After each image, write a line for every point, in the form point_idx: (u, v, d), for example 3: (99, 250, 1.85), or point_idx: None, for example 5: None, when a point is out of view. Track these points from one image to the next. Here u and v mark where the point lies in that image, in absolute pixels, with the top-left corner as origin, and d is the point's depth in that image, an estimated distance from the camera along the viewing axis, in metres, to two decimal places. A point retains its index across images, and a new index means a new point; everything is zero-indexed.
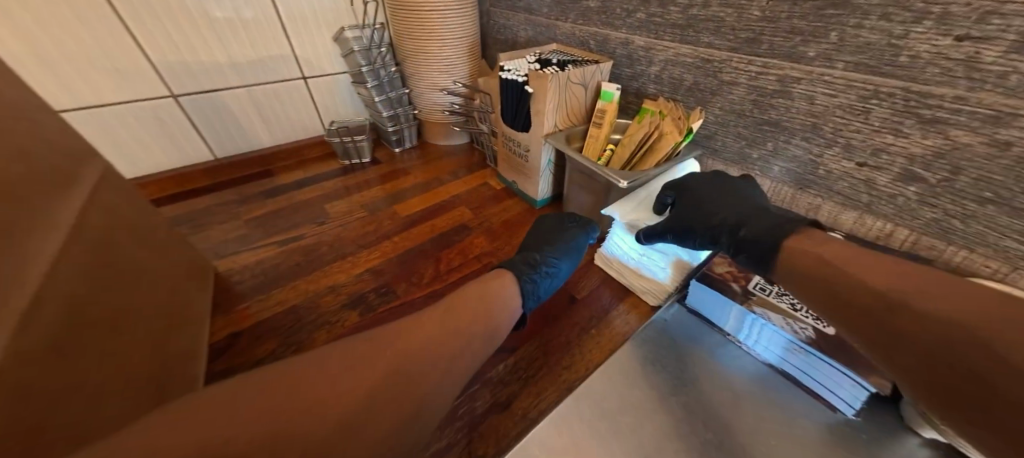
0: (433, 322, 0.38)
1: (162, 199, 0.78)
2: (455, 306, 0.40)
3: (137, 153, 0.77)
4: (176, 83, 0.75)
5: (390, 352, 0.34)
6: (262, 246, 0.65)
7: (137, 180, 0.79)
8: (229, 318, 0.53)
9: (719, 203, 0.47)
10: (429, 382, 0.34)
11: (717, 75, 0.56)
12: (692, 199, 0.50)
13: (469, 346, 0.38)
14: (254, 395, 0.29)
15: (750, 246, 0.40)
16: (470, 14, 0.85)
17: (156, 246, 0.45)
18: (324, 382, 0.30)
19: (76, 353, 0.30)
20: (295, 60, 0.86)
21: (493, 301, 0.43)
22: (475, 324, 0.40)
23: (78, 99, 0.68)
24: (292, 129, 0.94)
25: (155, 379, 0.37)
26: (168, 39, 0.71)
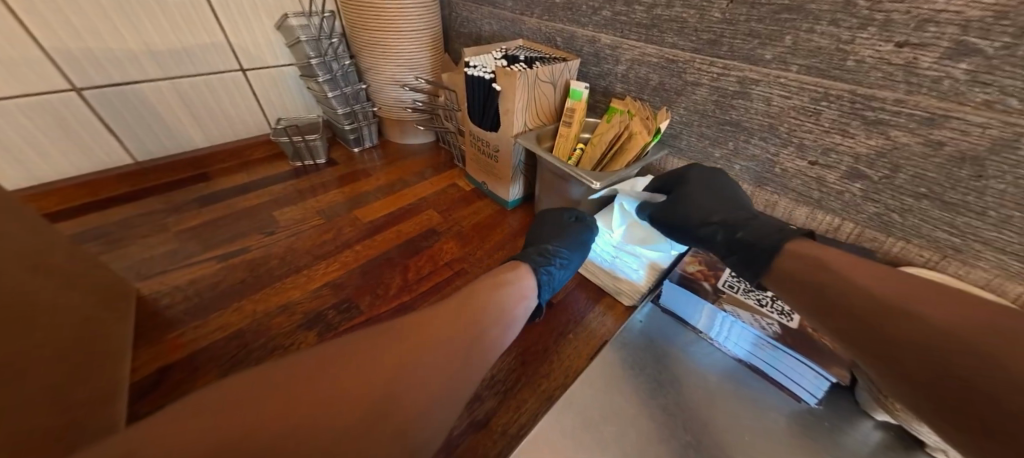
0: (429, 322, 0.35)
1: (68, 211, 0.66)
2: (459, 301, 0.38)
3: (29, 157, 0.64)
4: (78, 74, 0.63)
5: (379, 356, 0.31)
6: (197, 263, 0.57)
7: (31, 189, 0.66)
8: (157, 350, 0.46)
9: (715, 205, 0.46)
10: (418, 392, 0.31)
11: (681, 75, 0.57)
12: (692, 195, 0.49)
13: (468, 348, 0.35)
14: (255, 398, 0.27)
15: (742, 249, 0.40)
16: (430, 5, 0.80)
17: (55, 271, 0.38)
18: (304, 389, 0.28)
19: None
20: (230, 49, 0.77)
21: (503, 295, 0.41)
22: (480, 324, 0.37)
23: None
24: (230, 126, 0.84)
25: (57, 436, 0.31)
26: (65, 20, 0.59)
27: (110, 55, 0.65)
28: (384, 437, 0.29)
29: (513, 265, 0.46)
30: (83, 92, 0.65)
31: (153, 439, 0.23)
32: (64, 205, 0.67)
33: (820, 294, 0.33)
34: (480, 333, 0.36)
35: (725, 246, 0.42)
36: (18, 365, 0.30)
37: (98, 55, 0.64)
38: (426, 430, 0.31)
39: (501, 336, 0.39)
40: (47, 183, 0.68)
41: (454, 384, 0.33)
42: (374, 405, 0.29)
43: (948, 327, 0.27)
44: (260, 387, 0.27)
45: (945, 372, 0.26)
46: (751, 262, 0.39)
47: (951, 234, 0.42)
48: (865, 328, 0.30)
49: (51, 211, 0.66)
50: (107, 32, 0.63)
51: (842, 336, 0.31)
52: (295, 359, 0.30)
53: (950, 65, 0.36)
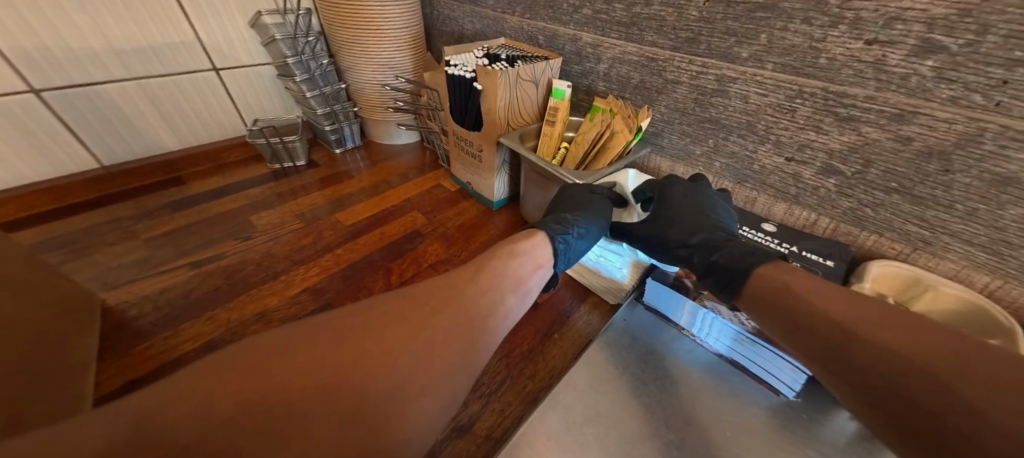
0: (429, 298, 0.34)
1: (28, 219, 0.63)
2: (459, 276, 0.37)
3: None
4: (36, 75, 0.60)
5: (377, 332, 0.30)
6: (169, 271, 0.55)
7: None
8: (124, 364, 0.44)
9: (697, 223, 0.46)
10: (419, 371, 0.29)
11: (661, 74, 0.57)
12: (676, 211, 0.48)
13: (472, 323, 0.34)
14: (258, 365, 0.25)
15: (713, 272, 0.41)
16: (411, 3, 0.79)
17: (11, 284, 0.36)
18: (299, 367, 0.26)
19: None
20: (202, 48, 0.74)
21: (514, 266, 0.40)
22: (484, 296, 0.36)
23: None
24: (203, 127, 0.81)
25: None
26: (18, 16, 0.56)
27: (71, 53, 0.62)
28: (383, 422, 0.26)
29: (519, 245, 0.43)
30: (42, 94, 0.62)
31: (141, 419, 0.21)
32: (24, 213, 0.64)
33: (780, 312, 0.34)
34: (484, 306, 0.35)
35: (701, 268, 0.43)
36: None
37: (58, 55, 0.61)
38: (429, 415, 0.29)
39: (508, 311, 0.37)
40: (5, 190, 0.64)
41: (459, 361, 0.31)
42: (372, 388, 0.27)
43: (906, 348, 0.27)
44: (255, 362, 0.25)
45: (898, 392, 0.26)
46: (720, 283, 0.40)
47: (921, 227, 0.43)
48: (828, 348, 0.30)
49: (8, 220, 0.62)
50: (68, 30, 0.61)
51: (814, 357, 0.31)
52: (300, 329, 0.29)
53: (917, 62, 0.37)
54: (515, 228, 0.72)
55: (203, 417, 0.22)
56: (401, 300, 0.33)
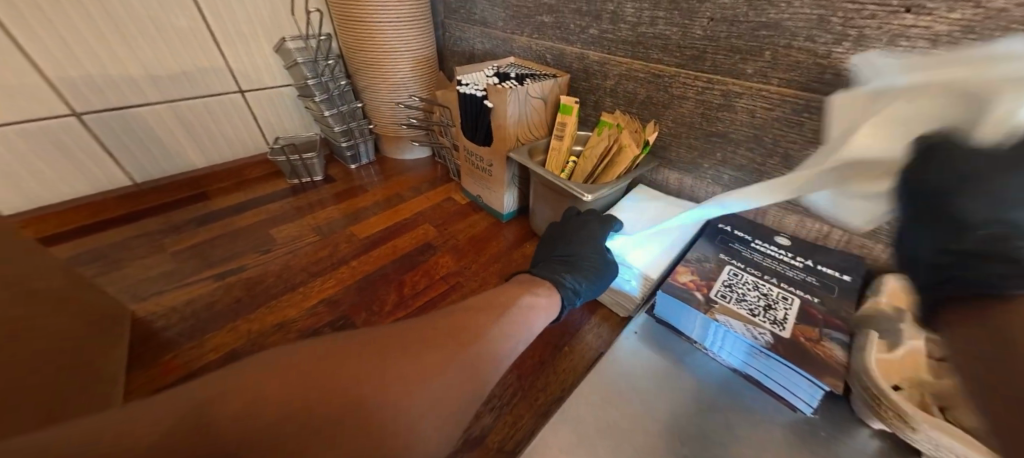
0: (450, 323, 0.35)
1: (61, 235, 0.66)
2: (478, 306, 0.39)
3: (33, 182, 0.66)
4: (79, 100, 0.65)
5: (402, 350, 0.31)
6: (195, 282, 0.58)
7: (28, 214, 0.67)
8: (152, 374, 0.45)
9: (986, 207, 0.22)
10: (436, 394, 0.30)
11: (667, 89, 0.58)
12: (957, 168, 0.23)
13: (490, 347, 0.35)
14: (291, 375, 0.26)
15: (961, 265, 0.21)
16: (424, 26, 0.83)
17: (52, 296, 0.38)
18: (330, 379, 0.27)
19: None
20: (229, 72, 0.79)
21: (528, 303, 0.43)
22: (502, 324, 0.38)
23: None
24: (228, 145, 0.85)
25: None
26: (63, 45, 0.61)
27: (112, 79, 0.67)
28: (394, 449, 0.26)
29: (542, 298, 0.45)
30: (83, 116, 0.67)
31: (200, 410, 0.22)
32: (58, 229, 0.67)
33: (982, 326, 0.19)
34: (503, 336, 0.37)
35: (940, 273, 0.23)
36: (1, 391, 0.29)
37: (98, 80, 0.66)
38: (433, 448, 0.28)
39: (520, 341, 0.39)
40: (49, 207, 0.69)
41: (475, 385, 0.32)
42: (399, 407, 0.28)
43: None
44: (289, 370, 0.26)
45: None
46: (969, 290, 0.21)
47: None
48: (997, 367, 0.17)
49: (42, 236, 0.65)
50: (110, 59, 0.66)
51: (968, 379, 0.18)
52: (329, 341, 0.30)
53: None
54: (523, 241, 0.72)
55: (245, 415, 0.23)
56: (423, 324, 0.35)
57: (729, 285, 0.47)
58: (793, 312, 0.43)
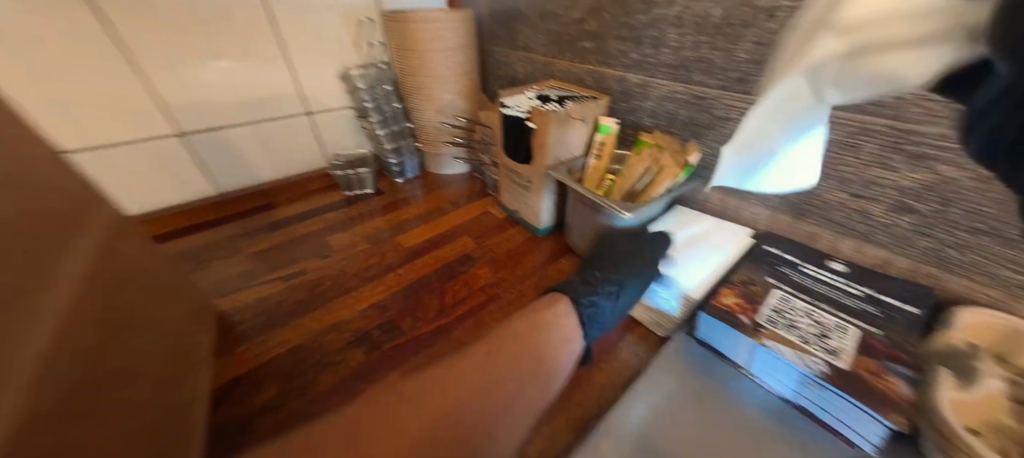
0: (505, 343, 0.39)
1: (166, 234, 0.77)
2: (522, 322, 0.42)
3: (146, 189, 0.77)
4: (184, 122, 0.76)
5: (476, 370, 0.35)
6: (265, 282, 0.65)
7: (142, 216, 0.78)
8: (227, 362, 0.51)
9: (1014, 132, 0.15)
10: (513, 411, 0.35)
11: (709, 111, 0.59)
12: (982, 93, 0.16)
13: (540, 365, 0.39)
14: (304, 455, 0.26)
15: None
16: (470, 53, 0.89)
17: (162, 287, 0.44)
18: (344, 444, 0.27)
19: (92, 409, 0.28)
20: (300, 97, 0.89)
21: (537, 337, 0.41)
22: (550, 341, 0.42)
23: (86, 139, 0.68)
24: (295, 161, 0.95)
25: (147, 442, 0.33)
26: (176, 76, 0.72)
27: (208, 103, 0.78)
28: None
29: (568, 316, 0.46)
30: (186, 136, 0.78)
31: None
32: (164, 229, 0.78)
33: None
34: (551, 354, 0.41)
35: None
36: (129, 361, 0.34)
37: (199, 106, 0.77)
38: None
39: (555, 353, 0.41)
40: (155, 212, 0.80)
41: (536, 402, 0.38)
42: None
43: None
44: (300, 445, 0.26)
45: None
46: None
47: (1017, 272, 0.39)
48: None
49: (158, 234, 0.77)
50: (208, 86, 0.76)
51: None
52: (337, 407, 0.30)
53: None
54: (559, 257, 0.74)
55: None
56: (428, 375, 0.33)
57: (778, 310, 0.46)
58: (851, 342, 0.41)
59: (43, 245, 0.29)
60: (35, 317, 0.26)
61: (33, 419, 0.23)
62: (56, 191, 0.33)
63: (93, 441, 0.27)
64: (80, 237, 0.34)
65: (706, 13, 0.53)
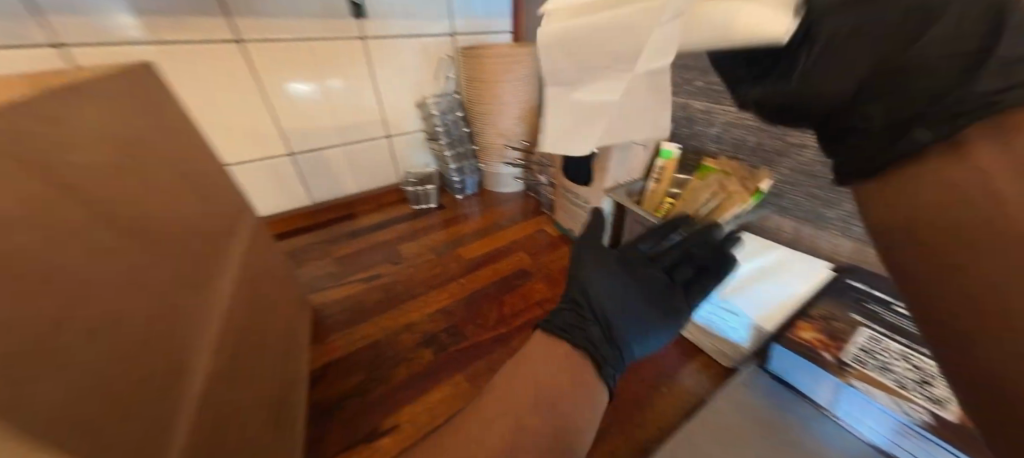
0: (533, 364, 0.44)
1: (287, 233, 0.91)
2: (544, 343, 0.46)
3: (271, 197, 0.92)
4: (295, 144, 0.89)
5: (522, 387, 0.42)
6: (347, 283, 0.73)
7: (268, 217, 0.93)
8: (319, 350, 0.58)
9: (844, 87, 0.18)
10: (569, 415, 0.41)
11: (783, 137, 0.58)
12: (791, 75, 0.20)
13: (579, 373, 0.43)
14: None
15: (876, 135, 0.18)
16: (533, 82, 0.96)
17: (279, 281, 0.52)
18: None
19: (240, 375, 0.35)
20: (382, 122, 0.99)
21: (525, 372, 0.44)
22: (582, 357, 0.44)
23: (233, 155, 0.83)
24: (375, 177, 1.06)
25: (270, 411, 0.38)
26: (292, 105, 0.85)
27: (312, 128, 0.90)
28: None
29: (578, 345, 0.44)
30: (296, 156, 0.90)
31: None
32: (286, 228, 0.93)
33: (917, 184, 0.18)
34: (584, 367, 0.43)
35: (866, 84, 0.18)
36: (262, 339, 0.41)
37: (305, 131, 0.89)
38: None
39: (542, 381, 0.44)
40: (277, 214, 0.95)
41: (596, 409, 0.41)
42: None
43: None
44: None
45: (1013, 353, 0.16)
46: (936, 70, 0.16)
47: None
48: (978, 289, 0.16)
49: (281, 233, 0.91)
50: (313, 113, 0.89)
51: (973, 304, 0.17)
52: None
53: None
54: None
55: None
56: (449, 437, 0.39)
57: (867, 350, 0.42)
58: None
59: (213, 241, 0.37)
60: (207, 296, 0.33)
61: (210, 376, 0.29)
62: (221, 198, 0.42)
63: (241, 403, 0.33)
64: (233, 236, 0.42)
65: None
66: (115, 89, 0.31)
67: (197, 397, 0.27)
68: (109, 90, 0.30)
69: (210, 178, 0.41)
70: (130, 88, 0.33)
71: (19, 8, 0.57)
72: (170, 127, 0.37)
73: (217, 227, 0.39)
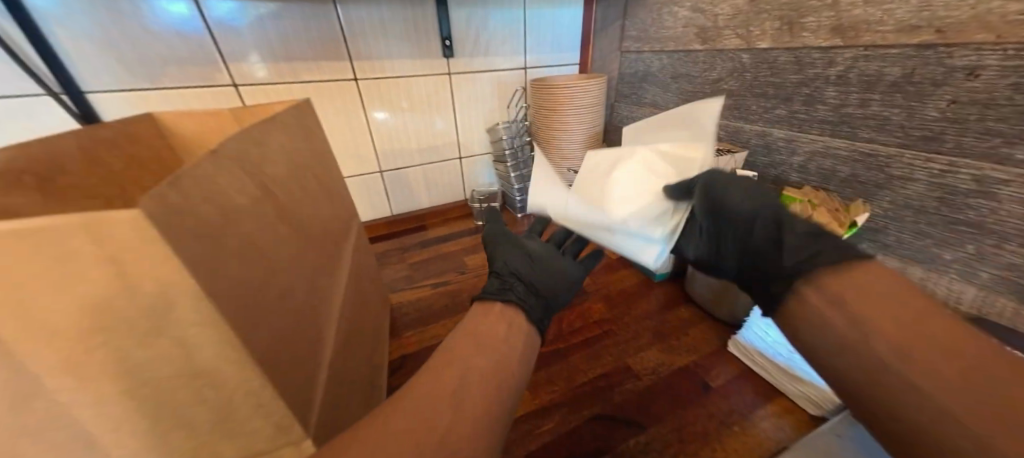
0: (475, 325, 0.37)
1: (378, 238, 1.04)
2: (483, 309, 0.40)
3: (367, 206, 1.05)
4: (386, 163, 1.01)
5: (469, 352, 0.34)
6: (419, 287, 0.80)
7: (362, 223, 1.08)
8: (397, 343, 0.64)
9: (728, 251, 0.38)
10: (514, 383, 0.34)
11: (883, 169, 0.54)
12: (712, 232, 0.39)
13: (524, 340, 0.38)
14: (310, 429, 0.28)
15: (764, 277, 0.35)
16: (598, 109, 0.98)
17: (371, 279, 0.60)
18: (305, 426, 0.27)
19: (348, 353, 0.41)
20: (457, 145, 1.09)
21: (473, 336, 0.36)
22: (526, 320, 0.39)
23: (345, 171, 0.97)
24: (446, 194, 1.16)
25: (363, 390, 0.43)
26: (388, 130, 0.97)
27: (400, 149, 1.02)
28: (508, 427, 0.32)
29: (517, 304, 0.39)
30: (385, 173, 1.03)
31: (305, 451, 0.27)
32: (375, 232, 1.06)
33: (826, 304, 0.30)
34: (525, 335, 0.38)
35: (739, 251, 0.37)
36: (360, 326, 0.48)
37: (395, 152, 1.01)
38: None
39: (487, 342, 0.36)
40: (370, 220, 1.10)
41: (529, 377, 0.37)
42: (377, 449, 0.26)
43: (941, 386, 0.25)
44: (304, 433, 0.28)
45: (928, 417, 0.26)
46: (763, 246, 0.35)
47: None
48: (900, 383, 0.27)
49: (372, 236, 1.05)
50: (402, 137, 1.00)
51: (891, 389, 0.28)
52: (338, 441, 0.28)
53: None
54: (676, 305, 0.72)
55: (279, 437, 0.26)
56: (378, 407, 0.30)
57: None
58: None
59: (334, 239, 0.45)
60: (331, 282, 0.40)
61: (332, 348, 0.36)
62: (341, 205, 0.51)
63: (349, 376, 0.39)
64: (345, 236, 0.50)
65: (878, 72, 0.51)
66: (292, 119, 0.41)
67: (326, 361, 0.34)
68: (289, 120, 0.40)
69: (336, 189, 0.50)
70: (299, 119, 0.43)
71: (215, 57, 0.73)
72: (317, 148, 0.47)
73: (336, 228, 0.47)
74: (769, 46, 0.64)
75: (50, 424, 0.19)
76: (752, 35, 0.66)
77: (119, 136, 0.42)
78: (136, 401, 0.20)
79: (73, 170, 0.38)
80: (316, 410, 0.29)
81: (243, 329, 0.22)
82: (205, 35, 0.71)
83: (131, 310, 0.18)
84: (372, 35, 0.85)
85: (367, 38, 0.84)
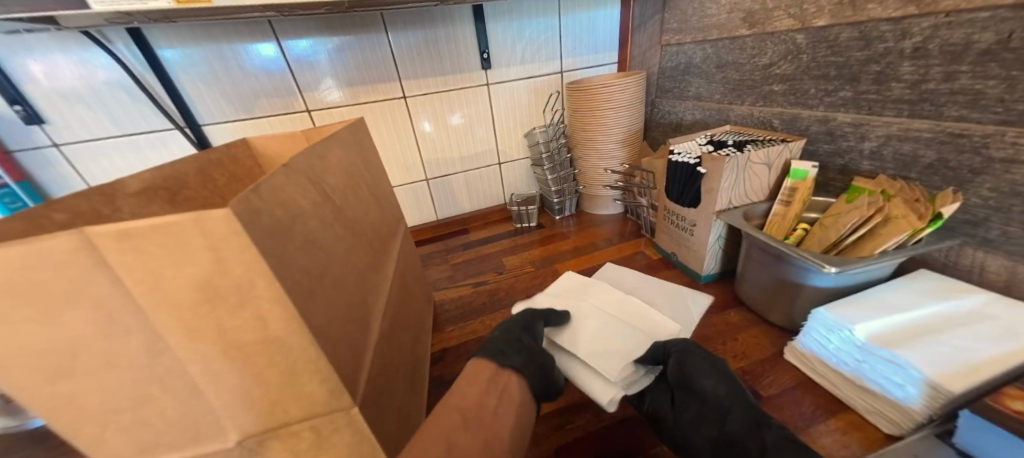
0: (466, 389, 0.42)
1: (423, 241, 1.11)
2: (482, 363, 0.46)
3: (413, 211, 1.13)
4: (430, 171, 1.09)
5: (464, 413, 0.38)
6: (460, 286, 0.85)
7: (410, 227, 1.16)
8: (439, 337, 0.69)
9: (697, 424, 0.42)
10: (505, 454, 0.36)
11: (980, 151, 0.46)
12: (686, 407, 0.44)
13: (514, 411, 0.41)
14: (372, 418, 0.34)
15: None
16: (636, 107, 0.97)
17: (415, 276, 0.65)
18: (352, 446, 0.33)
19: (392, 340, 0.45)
20: (495, 151, 1.13)
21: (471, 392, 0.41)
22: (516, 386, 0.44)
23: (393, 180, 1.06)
24: (486, 198, 1.20)
25: (407, 375, 0.48)
26: (431, 141, 1.05)
27: (443, 158, 1.08)
28: None
29: (517, 368, 0.45)
30: (429, 180, 1.10)
31: (355, 426, 0.31)
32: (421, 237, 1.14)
33: None
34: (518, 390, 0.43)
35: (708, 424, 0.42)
36: (404, 318, 0.52)
37: (438, 161, 1.08)
38: None
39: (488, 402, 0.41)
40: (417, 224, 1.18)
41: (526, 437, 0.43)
42: None
43: None
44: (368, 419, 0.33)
45: None
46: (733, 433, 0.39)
47: None
48: None
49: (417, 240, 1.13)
50: (444, 147, 1.07)
51: None
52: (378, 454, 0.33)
53: None
54: (725, 308, 0.67)
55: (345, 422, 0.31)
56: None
57: None
58: None
59: (381, 238, 0.50)
60: (377, 275, 0.45)
61: (378, 333, 0.40)
62: (388, 208, 0.57)
63: (393, 360, 0.44)
64: (392, 236, 0.56)
65: (966, 39, 0.44)
66: (347, 136, 0.47)
67: (373, 344, 0.39)
68: (345, 136, 0.46)
69: (384, 195, 0.56)
70: (353, 135, 0.49)
71: (293, 89, 0.86)
72: (369, 160, 0.53)
73: (383, 228, 0.52)
74: (828, 24, 0.58)
75: (171, 375, 0.25)
76: (807, 13, 0.60)
77: (223, 157, 0.52)
78: (231, 359, 0.25)
79: (190, 185, 0.48)
80: (362, 384, 0.34)
81: (300, 307, 0.26)
82: (285, 70, 0.83)
83: (226, 287, 0.23)
84: (417, 55, 0.92)
85: (414, 58, 0.92)
